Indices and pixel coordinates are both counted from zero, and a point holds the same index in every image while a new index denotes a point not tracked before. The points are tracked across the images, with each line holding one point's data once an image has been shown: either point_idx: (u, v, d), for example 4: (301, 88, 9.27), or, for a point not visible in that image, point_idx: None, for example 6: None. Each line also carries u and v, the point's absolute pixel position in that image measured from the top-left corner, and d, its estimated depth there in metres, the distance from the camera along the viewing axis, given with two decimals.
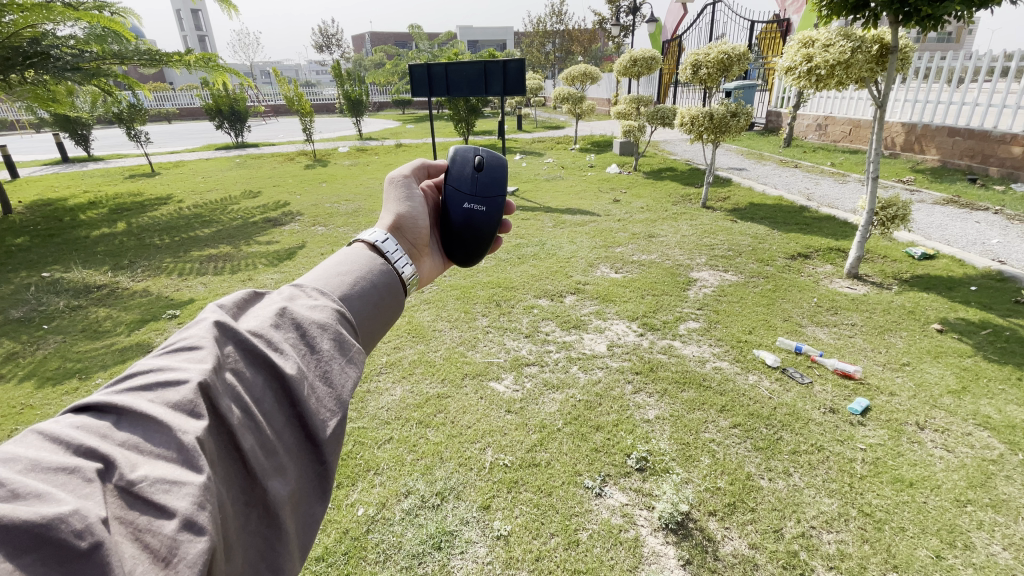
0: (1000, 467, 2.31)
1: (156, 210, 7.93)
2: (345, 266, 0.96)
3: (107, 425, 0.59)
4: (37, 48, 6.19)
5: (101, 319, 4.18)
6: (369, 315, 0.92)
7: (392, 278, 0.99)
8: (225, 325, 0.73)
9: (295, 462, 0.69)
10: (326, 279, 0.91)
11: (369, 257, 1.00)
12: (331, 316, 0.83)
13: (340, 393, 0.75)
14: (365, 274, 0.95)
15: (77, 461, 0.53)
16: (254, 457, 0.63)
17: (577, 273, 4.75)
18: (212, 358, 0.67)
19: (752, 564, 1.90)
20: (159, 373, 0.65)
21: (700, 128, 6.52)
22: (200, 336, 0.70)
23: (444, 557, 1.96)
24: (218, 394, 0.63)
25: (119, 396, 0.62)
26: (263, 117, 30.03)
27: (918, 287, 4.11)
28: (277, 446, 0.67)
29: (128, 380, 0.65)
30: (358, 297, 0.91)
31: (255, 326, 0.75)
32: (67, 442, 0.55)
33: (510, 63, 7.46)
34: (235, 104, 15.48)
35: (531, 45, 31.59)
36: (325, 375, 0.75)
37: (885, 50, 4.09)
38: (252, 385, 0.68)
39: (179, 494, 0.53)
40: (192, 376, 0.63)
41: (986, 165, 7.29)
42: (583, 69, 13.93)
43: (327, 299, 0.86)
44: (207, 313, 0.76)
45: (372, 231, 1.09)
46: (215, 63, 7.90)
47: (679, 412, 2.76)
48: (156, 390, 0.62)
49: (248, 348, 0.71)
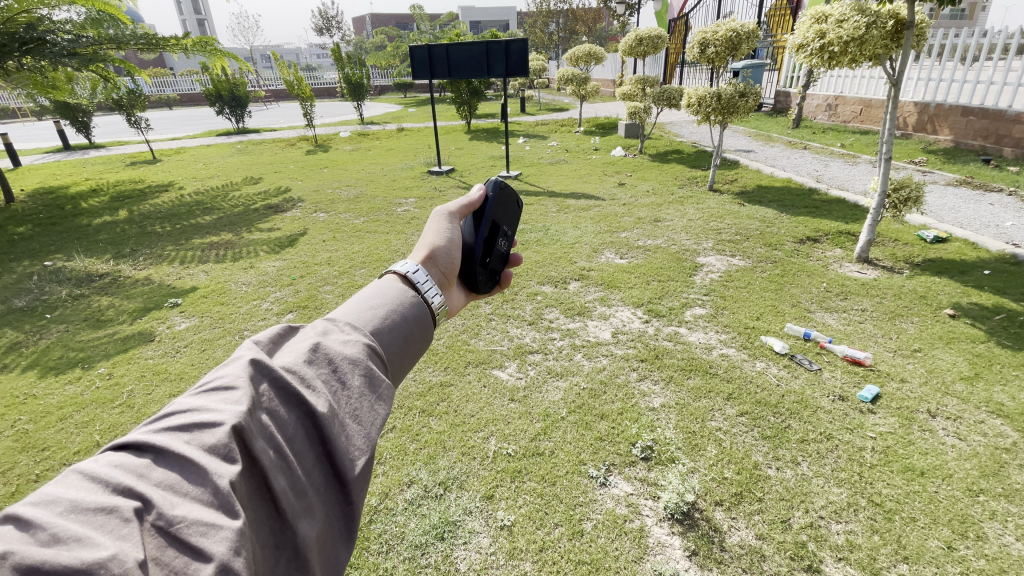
0: (1014, 455, 2.26)
1: (157, 197, 7.88)
2: (376, 298, 0.91)
3: (145, 463, 0.58)
4: (33, 33, 6.10)
5: (104, 308, 4.17)
6: (400, 350, 0.87)
7: (422, 310, 0.93)
8: (260, 362, 0.70)
9: (323, 502, 0.65)
10: (357, 313, 0.87)
11: (400, 289, 0.94)
12: (362, 351, 0.79)
13: (370, 432, 0.71)
14: (396, 305, 0.90)
15: (115, 500, 0.52)
16: (286, 498, 0.60)
17: (581, 259, 4.68)
18: (246, 398, 0.64)
19: (759, 554, 1.87)
20: (195, 414, 0.63)
21: (707, 108, 6.34)
22: (236, 376, 0.68)
23: (447, 548, 1.94)
24: (252, 435, 0.61)
25: (156, 435, 0.61)
26: (263, 101, 29.84)
27: (930, 271, 4.01)
28: (307, 487, 0.63)
29: (166, 419, 0.63)
30: (390, 330, 0.86)
31: (289, 361, 0.73)
32: (105, 481, 0.54)
33: (512, 43, 7.28)
34: (235, 88, 15.31)
35: (534, 26, 31.15)
36: (356, 414, 0.71)
37: (901, 26, 3.90)
38: (285, 424, 0.66)
39: (216, 539, 0.51)
40: (227, 418, 0.61)
41: (1000, 145, 7.09)
42: (588, 49, 13.40)
43: (359, 333, 0.82)
44: (243, 350, 0.74)
45: (403, 260, 1.03)
46: (212, 47, 7.76)
47: (685, 400, 2.71)
48: (191, 431, 0.61)
49: (282, 386, 0.69)
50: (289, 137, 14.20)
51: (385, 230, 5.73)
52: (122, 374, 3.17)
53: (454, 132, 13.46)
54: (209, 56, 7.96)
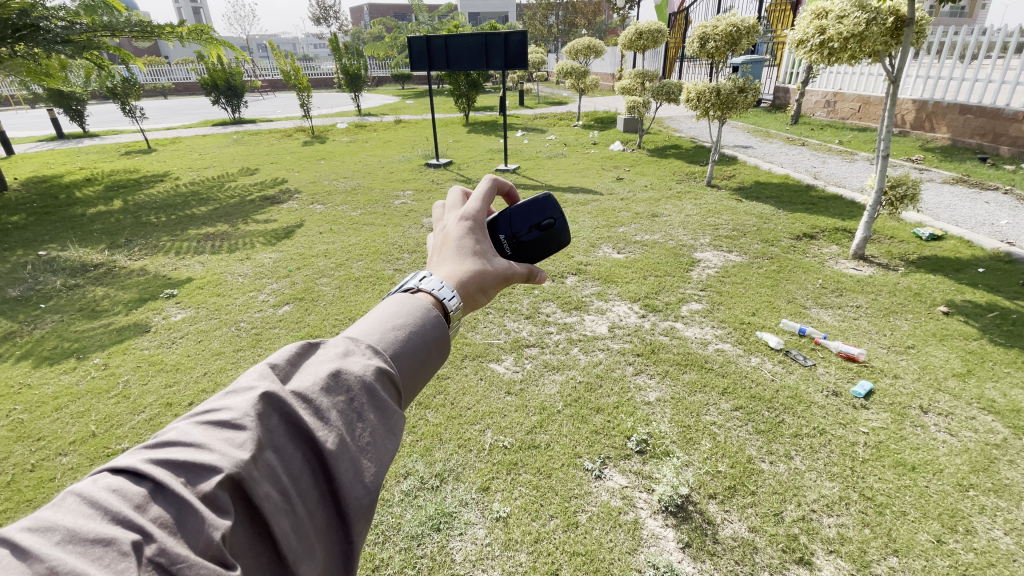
0: (1004, 452, 2.29)
1: (152, 188, 7.81)
2: (398, 314, 0.86)
3: (142, 492, 0.56)
4: (27, 20, 6.00)
5: (99, 298, 4.14)
6: (421, 375, 0.84)
7: (448, 331, 0.89)
8: (273, 393, 0.68)
9: (324, 542, 0.65)
10: (380, 331, 0.83)
11: (429, 306, 0.90)
12: (381, 380, 0.76)
13: (378, 470, 0.70)
14: (422, 324, 0.86)
15: (113, 532, 0.50)
16: (287, 542, 0.59)
17: (578, 253, 4.68)
18: (255, 435, 0.62)
19: (751, 547, 1.89)
20: (200, 446, 0.61)
21: (706, 103, 6.31)
22: (246, 406, 0.66)
23: (443, 539, 1.96)
24: (256, 478, 0.59)
25: (157, 463, 0.59)
26: (261, 92, 29.69)
27: (925, 269, 4.03)
28: (308, 529, 0.63)
29: (167, 447, 0.61)
30: (411, 353, 0.82)
31: (303, 390, 0.71)
32: (104, 510, 0.53)
33: (511, 35, 7.25)
34: (231, 77, 15.12)
35: (535, 18, 31.03)
36: (366, 449, 0.70)
37: (901, 23, 3.89)
38: (291, 462, 0.64)
39: None
40: (231, 457, 0.59)
41: (997, 144, 7.11)
42: (587, 42, 13.31)
43: (380, 358, 0.79)
44: (258, 374, 0.72)
45: (435, 280, 0.96)
46: (208, 36, 7.66)
47: (680, 394, 2.73)
48: (192, 467, 0.58)
49: (294, 419, 0.67)
50: (286, 128, 14.11)
51: (382, 222, 5.72)
52: (118, 365, 3.17)
53: (452, 125, 13.39)
54: (205, 45, 7.86)
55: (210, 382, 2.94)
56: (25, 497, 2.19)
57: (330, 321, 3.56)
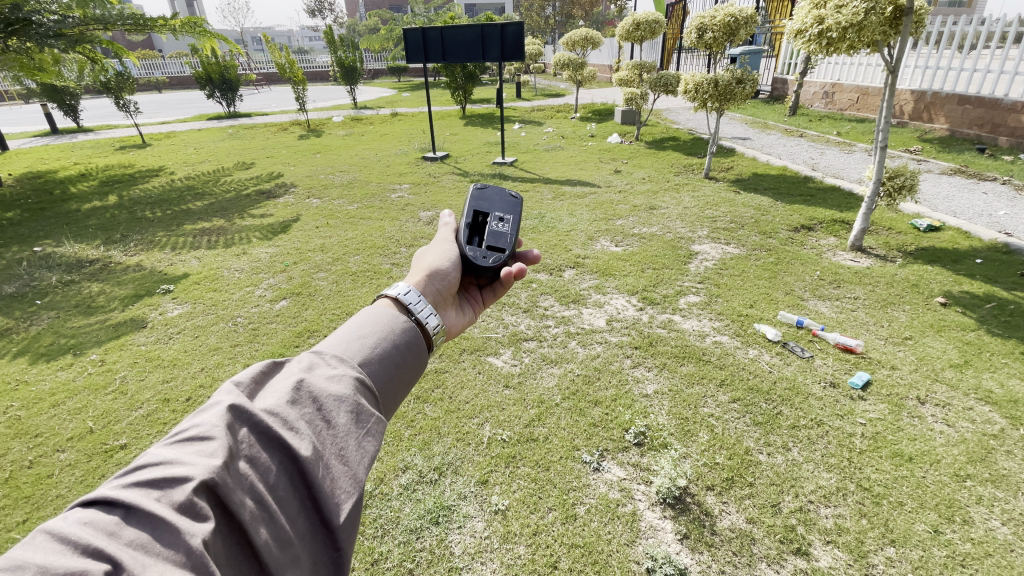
0: (1000, 442, 2.30)
1: (147, 183, 7.77)
2: (365, 324, 0.90)
3: (115, 521, 0.55)
4: (17, 14, 5.92)
5: (94, 294, 4.12)
6: (392, 379, 0.86)
7: (415, 335, 0.92)
8: (239, 408, 0.69)
9: (309, 549, 0.64)
10: (346, 342, 0.86)
11: (392, 314, 0.94)
12: (350, 386, 0.78)
13: (356, 472, 0.70)
14: (388, 332, 0.90)
15: (84, 563, 0.48)
16: (269, 551, 0.59)
17: (576, 246, 4.66)
18: (224, 448, 0.63)
19: (749, 538, 1.90)
20: (169, 467, 0.60)
21: (704, 94, 6.27)
22: (214, 423, 0.66)
23: (442, 532, 1.96)
24: (229, 490, 0.59)
25: (126, 489, 0.58)
26: (256, 85, 29.46)
27: (923, 260, 4.03)
28: (291, 537, 0.62)
29: (136, 472, 0.60)
30: (379, 360, 0.85)
31: (271, 404, 0.72)
32: (73, 542, 0.51)
33: (507, 26, 7.18)
34: (225, 71, 14.99)
35: (533, 10, 30.78)
36: (341, 454, 0.71)
37: (899, 13, 3.86)
38: (267, 472, 0.64)
39: None
40: (200, 471, 0.59)
41: (995, 135, 7.09)
42: (584, 33, 13.19)
43: (347, 366, 0.81)
44: (223, 393, 0.72)
45: (396, 283, 1.04)
46: (202, 28, 7.58)
47: (678, 386, 2.74)
48: (163, 486, 0.58)
49: (263, 431, 0.68)
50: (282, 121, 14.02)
51: (379, 216, 5.69)
52: (114, 361, 3.16)
53: (449, 118, 13.31)
54: (198, 38, 7.78)
55: (207, 378, 2.93)
56: (22, 495, 2.19)
57: (328, 316, 3.54)
